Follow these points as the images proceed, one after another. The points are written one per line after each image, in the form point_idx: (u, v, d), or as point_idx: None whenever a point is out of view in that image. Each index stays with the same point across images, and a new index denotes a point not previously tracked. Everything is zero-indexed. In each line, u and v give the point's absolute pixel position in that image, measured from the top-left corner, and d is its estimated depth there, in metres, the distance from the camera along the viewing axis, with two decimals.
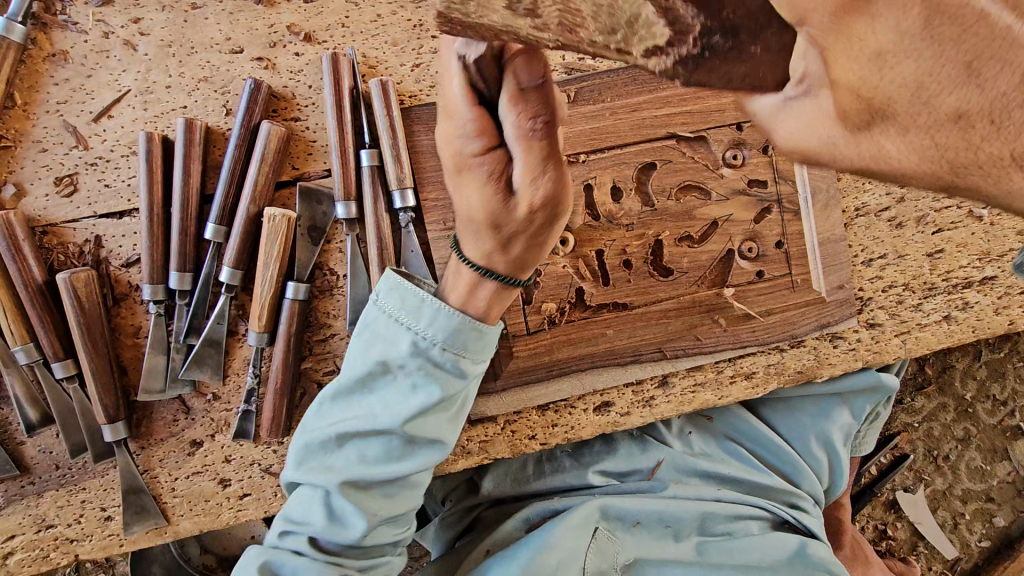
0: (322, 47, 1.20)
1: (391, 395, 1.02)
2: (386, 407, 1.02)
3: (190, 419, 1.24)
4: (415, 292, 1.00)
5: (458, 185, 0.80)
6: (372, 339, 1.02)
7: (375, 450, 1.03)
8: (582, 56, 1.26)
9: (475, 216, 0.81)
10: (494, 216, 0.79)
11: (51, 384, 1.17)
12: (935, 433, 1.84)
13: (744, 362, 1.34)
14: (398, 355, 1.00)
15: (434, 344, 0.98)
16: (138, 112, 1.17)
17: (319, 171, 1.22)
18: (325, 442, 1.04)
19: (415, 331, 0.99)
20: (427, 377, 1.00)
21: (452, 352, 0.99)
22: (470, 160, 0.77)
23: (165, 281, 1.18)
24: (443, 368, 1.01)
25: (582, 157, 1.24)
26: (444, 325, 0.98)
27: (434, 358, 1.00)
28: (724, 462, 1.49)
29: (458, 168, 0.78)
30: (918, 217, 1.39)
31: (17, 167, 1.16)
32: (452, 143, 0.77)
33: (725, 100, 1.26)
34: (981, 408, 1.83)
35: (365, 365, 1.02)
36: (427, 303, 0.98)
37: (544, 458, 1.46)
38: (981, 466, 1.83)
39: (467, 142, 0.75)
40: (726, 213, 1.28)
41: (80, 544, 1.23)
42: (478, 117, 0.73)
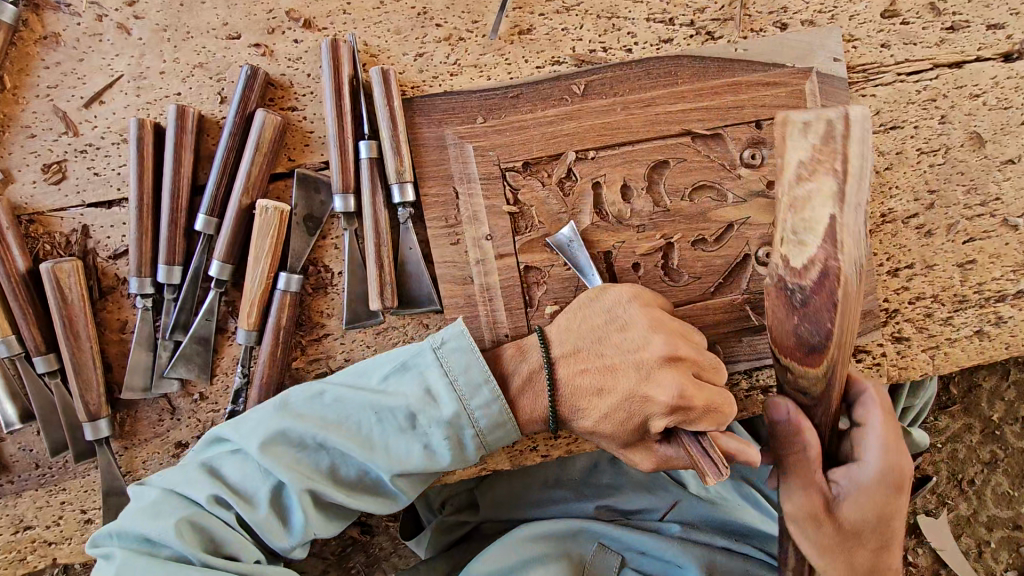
0: (322, 34, 1.16)
1: (400, 445, 0.94)
2: (383, 451, 0.93)
3: (176, 419, 1.19)
4: (483, 368, 0.96)
5: (587, 365, 1.05)
6: (413, 382, 0.95)
7: (348, 479, 0.94)
8: (593, 48, 1.20)
9: (612, 424, 1.03)
10: (647, 416, 1.01)
11: (32, 379, 1.12)
12: (960, 456, 1.70)
13: (761, 375, 1.26)
14: (435, 412, 0.94)
15: (471, 425, 0.96)
16: (130, 98, 1.13)
17: (316, 162, 1.17)
18: (301, 442, 0.92)
19: (466, 405, 0.95)
20: (447, 443, 0.95)
21: (479, 437, 0.97)
22: (633, 376, 1.01)
23: (153, 274, 1.13)
24: (461, 446, 0.97)
25: (591, 154, 1.18)
26: (493, 414, 0.97)
27: (461, 432, 0.96)
28: (742, 509, 1.36)
29: (615, 372, 1.03)
30: (949, 225, 1.30)
31: (5, 153, 1.12)
32: (637, 392, 1.00)
33: (744, 96, 1.20)
34: (1009, 430, 1.68)
35: (399, 399, 0.94)
36: (490, 385, 0.96)
37: (549, 484, 1.40)
38: (1010, 494, 1.70)
39: (614, 381, 1.02)
40: (743, 216, 1.21)
41: (58, 547, 1.18)
42: (625, 420, 1.02)
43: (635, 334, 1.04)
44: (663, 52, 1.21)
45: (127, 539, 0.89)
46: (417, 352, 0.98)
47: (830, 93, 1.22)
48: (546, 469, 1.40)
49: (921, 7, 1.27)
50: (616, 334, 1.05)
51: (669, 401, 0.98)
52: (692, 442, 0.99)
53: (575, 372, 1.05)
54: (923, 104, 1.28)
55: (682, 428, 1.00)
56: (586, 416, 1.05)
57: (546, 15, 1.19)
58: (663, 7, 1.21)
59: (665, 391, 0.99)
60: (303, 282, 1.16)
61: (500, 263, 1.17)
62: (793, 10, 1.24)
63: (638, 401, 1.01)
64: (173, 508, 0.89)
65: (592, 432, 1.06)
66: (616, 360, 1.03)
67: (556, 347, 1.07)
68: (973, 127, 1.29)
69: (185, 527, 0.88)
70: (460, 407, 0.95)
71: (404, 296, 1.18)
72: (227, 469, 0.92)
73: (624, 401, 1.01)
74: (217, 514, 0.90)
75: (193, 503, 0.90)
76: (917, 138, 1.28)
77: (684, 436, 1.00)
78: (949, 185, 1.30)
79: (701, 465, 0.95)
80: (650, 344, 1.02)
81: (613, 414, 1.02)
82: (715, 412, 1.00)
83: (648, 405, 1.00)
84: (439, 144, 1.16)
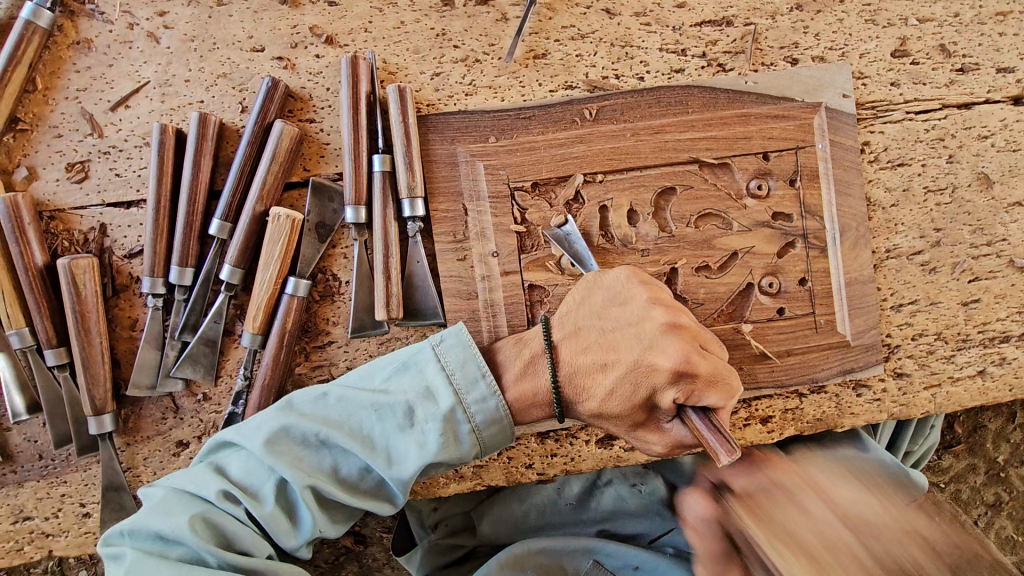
0: (342, 50, 1.19)
1: (400, 443, 0.94)
2: (385, 448, 0.94)
3: (178, 419, 1.20)
4: (480, 364, 0.97)
5: (592, 343, 1.03)
6: (411, 379, 0.97)
7: (352, 476, 0.95)
8: (606, 75, 1.23)
9: (622, 398, 1.01)
10: (653, 387, 0.98)
11: (42, 371, 1.15)
12: (962, 497, 1.67)
13: (759, 405, 1.26)
14: (434, 408, 0.94)
15: (470, 422, 0.96)
16: (154, 104, 1.17)
17: (330, 173, 1.20)
18: (303, 440, 0.93)
19: (462, 400, 0.96)
20: (446, 440, 0.94)
21: (479, 434, 0.97)
22: (636, 347, 0.99)
23: (165, 275, 1.16)
24: (460, 442, 0.96)
25: (600, 177, 1.20)
26: (489, 409, 0.97)
27: (459, 428, 0.96)
28: None
29: (618, 346, 1.01)
30: (954, 263, 1.30)
31: (32, 151, 1.16)
32: (643, 362, 0.98)
33: (752, 128, 1.22)
34: (1014, 473, 1.66)
35: (398, 398, 0.95)
36: (487, 380, 0.97)
37: (546, 507, 1.39)
38: (1012, 537, 1.67)
39: (620, 351, 1.00)
40: (748, 245, 1.22)
41: (55, 540, 1.19)
42: (637, 393, 0.99)
43: (635, 307, 1.03)
44: (674, 82, 1.23)
45: (138, 539, 0.89)
46: (415, 351, 0.99)
47: (838, 128, 1.23)
48: (540, 490, 1.41)
49: (931, 48, 1.29)
50: (616, 309, 1.04)
51: (674, 366, 0.96)
52: (703, 421, 0.94)
53: (577, 352, 1.04)
54: (931, 143, 1.29)
55: (689, 404, 0.97)
56: (590, 397, 1.03)
57: (562, 41, 1.22)
58: (676, 38, 1.24)
59: (671, 359, 0.96)
60: (311, 287, 1.18)
61: (505, 281, 1.19)
62: (805, 46, 1.26)
63: (643, 375, 0.98)
64: (184, 505, 0.90)
65: (601, 410, 1.03)
66: (618, 331, 1.02)
67: (556, 328, 1.07)
68: (981, 168, 1.30)
69: (198, 522, 0.89)
70: (457, 404, 0.95)
71: (410, 309, 1.20)
72: (234, 467, 0.94)
73: (628, 374, 0.99)
74: (226, 511, 0.90)
75: (202, 501, 0.90)
76: (925, 176, 1.29)
77: (690, 414, 0.96)
78: (955, 223, 1.30)
79: (708, 442, 0.90)
80: (652, 316, 1.01)
81: (620, 390, 1.00)
82: (725, 379, 0.98)
83: (654, 375, 0.97)
84: (450, 161, 1.19)
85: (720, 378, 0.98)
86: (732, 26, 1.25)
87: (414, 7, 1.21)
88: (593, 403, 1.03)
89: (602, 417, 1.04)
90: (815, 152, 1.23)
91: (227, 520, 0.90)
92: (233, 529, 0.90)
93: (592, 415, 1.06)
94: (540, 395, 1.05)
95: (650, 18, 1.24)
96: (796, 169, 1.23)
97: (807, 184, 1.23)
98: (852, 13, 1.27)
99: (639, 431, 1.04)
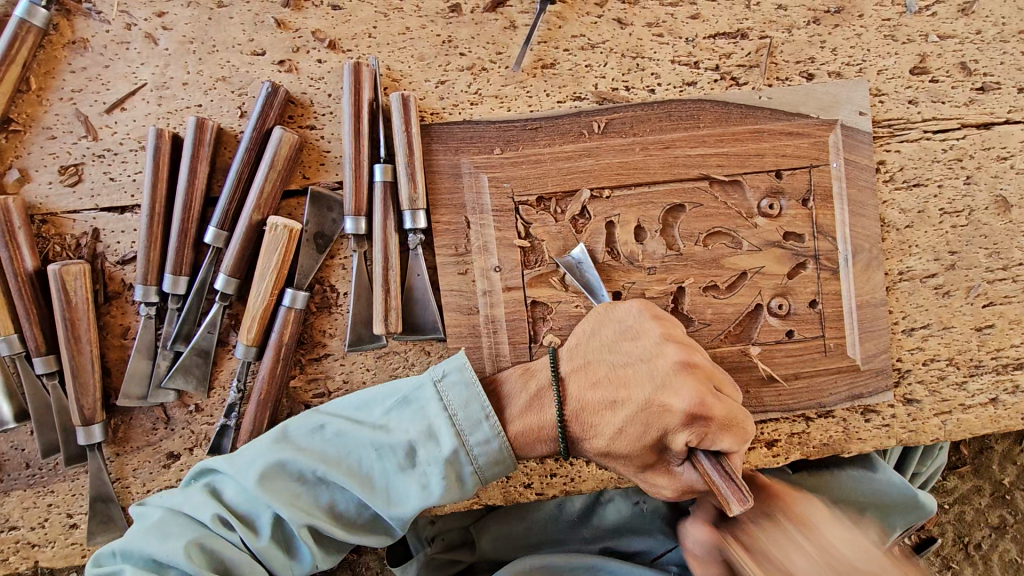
0: (345, 56, 1.16)
1: (399, 484, 0.92)
2: (384, 488, 0.92)
3: (169, 430, 1.17)
4: (484, 403, 0.94)
5: (604, 379, 1.00)
6: (414, 418, 0.94)
7: (350, 514, 0.93)
8: (616, 86, 1.19)
9: (633, 439, 0.97)
10: (665, 428, 0.94)
11: (31, 379, 1.12)
12: (967, 520, 1.63)
13: (765, 429, 1.23)
14: (437, 451, 0.91)
15: (472, 463, 0.93)
16: (151, 107, 1.14)
17: (329, 182, 1.17)
18: (301, 475, 0.91)
19: (465, 441, 0.93)
20: (446, 483, 0.91)
21: (480, 476, 0.95)
22: (650, 385, 0.96)
23: (158, 283, 1.13)
24: (460, 484, 0.94)
25: (606, 193, 1.17)
26: (491, 450, 0.94)
27: (460, 469, 0.93)
28: None
29: (629, 384, 0.98)
30: (968, 288, 1.27)
31: (24, 153, 1.13)
32: (656, 401, 0.95)
33: (765, 144, 1.18)
34: (1021, 496, 1.61)
35: (400, 438, 0.92)
36: (491, 421, 0.93)
37: (547, 524, 1.36)
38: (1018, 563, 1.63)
39: (634, 390, 0.97)
40: (757, 265, 1.19)
41: (40, 550, 1.17)
42: (650, 434, 0.96)
43: (647, 343, 1.00)
44: (686, 95, 1.20)
45: (134, 559, 0.88)
46: (418, 387, 0.96)
47: (853, 147, 1.20)
48: (541, 506, 1.38)
49: (951, 65, 1.25)
50: (630, 346, 1.01)
51: (688, 408, 0.93)
52: (716, 468, 0.90)
53: (585, 387, 1.00)
54: (948, 163, 1.26)
55: (700, 447, 0.93)
56: (597, 435, 0.99)
57: (571, 51, 1.19)
58: (689, 50, 1.21)
59: (687, 400, 0.93)
60: (308, 299, 1.15)
61: (507, 296, 1.16)
62: (821, 61, 1.23)
63: (656, 414, 0.95)
64: (179, 530, 0.88)
65: (612, 452, 0.99)
66: (631, 369, 0.99)
67: (565, 363, 1.04)
68: (998, 191, 1.26)
69: (194, 549, 0.86)
70: (460, 446, 0.92)
71: (409, 323, 1.16)
72: (229, 492, 0.92)
73: (640, 413, 0.96)
74: (221, 545, 0.88)
75: (197, 526, 0.89)
76: (941, 198, 1.26)
77: (700, 457, 0.92)
78: (971, 247, 1.27)
79: (721, 490, 0.86)
80: (665, 352, 0.99)
81: (631, 428, 0.96)
82: (738, 423, 0.95)
83: (667, 415, 0.94)
84: (454, 172, 1.15)
85: (735, 423, 0.94)
86: (747, 38, 1.22)
87: (420, 13, 1.17)
88: (600, 443, 0.99)
89: (612, 457, 1.00)
90: (829, 171, 1.20)
91: (223, 547, 0.87)
92: (229, 558, 0.88)
93: (601, 455, 1.01)
94: (538, 414, 1.01)
95: (663, 29, 1.20)
96: (809, 188, 1.19)
97: (820, 204, 1.19)
98: (871, 28, 1.24)
99: (647, 473, 1.00)
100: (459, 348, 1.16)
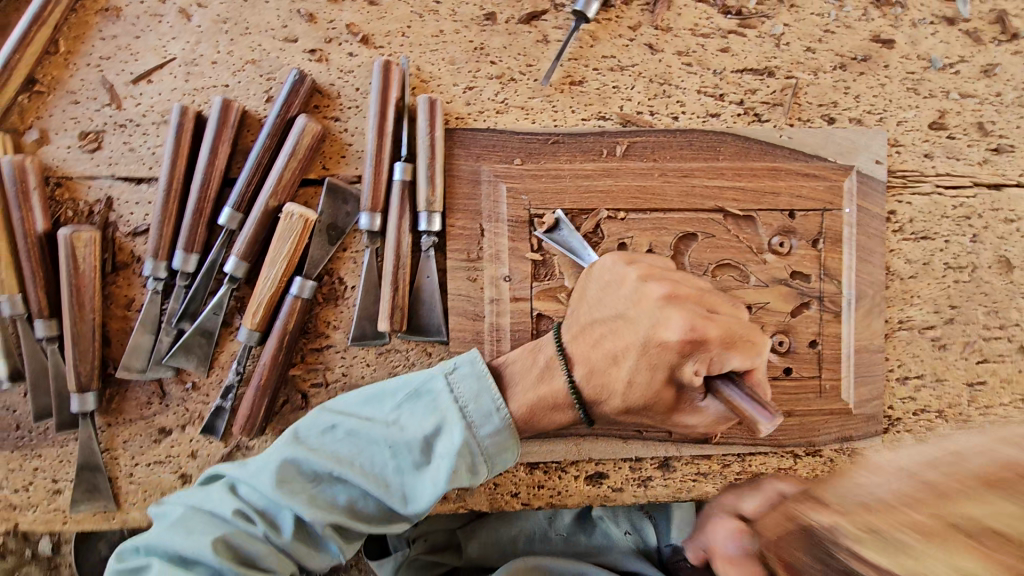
0: (377, 52, 1.17)
1: (414, 479, 0.93)
2: (399, 483, 0.92)
3: (164, 405, 1.17)
4: (494, 395, 0.96)
5: (608, 333, 0.99)
6: (425, 410, 0.94)
7: (367, 507, 0.94)
8: (640, 110, 1.21)
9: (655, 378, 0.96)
10: (670, 364, 0.94)
11: (31, 341, 1.12)
12: None
13: (753, 461, 1.26)
14: (449, 440, 0.92)
15: (482, 453, 0.94)
16: (178, 82, 1.14)
17: (348, 175, 1.17)
18: (317, 474, 0.91)
19: (475, 433, 0.94)
20: (459, 475, 0.92)
21: (491, 464, 0.96)
22: (642, 319, 0.95)
23: (168, 259, 1.12)
24: (473, 474, 0.95)
25: (621, 215, 1.18)
26: (501, 440, 0.95)
27: (472, 461, 0.94)
28: None
29: (625, 327, 0.97)
30: (964, 342, 1.29)
31: (46, 114, 1.13)
32: (651, 340, 0.93)
33: (781, 183, 1.20)
34: None
35: (412, 433, 0.92)
36: (500, 411, 0.95)
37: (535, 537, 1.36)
38: None
39: (632, 327, 0.96)
40: (762, 300, 1.20)
41: (22, 513, 1.16)
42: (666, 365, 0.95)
43: (629, 288, 0.99)
44: (708, 126, 1.21)
45: (158, 555, 0.89)
46: (428, 377, 0.97)
47: (866, 194, 1.22)
48: (532, 517, 1.39)
49: (969, 124, 1.27)
50: (614, 298, 1.00)
51: (683, 335, 0.91)
52: (736, 390, 0.90)
53: (589, 348, 1.01)
54: (957, 219, 1.28)
55: (715, 373, 0.93)
56: (612, 394, 0.99)
57: (600, 70, 1.20)
58: (715, 82, 1.22)
59: (682, 324, 0.92)
60: (316, 289, 1.16)
61: (514, 306, 1.17)
62: (844, 106, 1.25)
63: (658, 352, 0.93)
64: (202, 526, 0.89)
65: (645, 401, 0.97)
66: (621, 314, 0.98)
67: (567, 332, 1.05)
68: (1002, 251, 1.29)
69: (219, 546, 0.87)
70: (470, 438, 0.93)
71: (413, 323, 1.17)
72: (248, 492, 0.92)
73: (642, 356, 0.95)
74: (243, 542, 0.89)
75: (218, 523, 0.90)
76: (946, 252, 1.28)
77: (721, 386, 0.92)
78: (970, 303, 1.29)
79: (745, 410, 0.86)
80: (646, 293, 0.96)
81: (639, 378, 0.96)
82: (742, 338, 0.93)
83: (666, 353, 0.93)
84: (473, 178, 1.16)
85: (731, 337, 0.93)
86: (773, 77, 1.23)
87: (455, 17, 1.18)
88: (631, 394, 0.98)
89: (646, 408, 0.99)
90: (841, 216, 1.22)
91: (245, 544, 0.89)
92: (254, 555, 0.89)
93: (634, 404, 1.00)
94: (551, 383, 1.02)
95: (692, 59, 1.22)
96: (820, 230, 1.21)
97: (830, 247, 1.21)
98: (895, 79, 1.26)
99: (674, 416, 1.01)
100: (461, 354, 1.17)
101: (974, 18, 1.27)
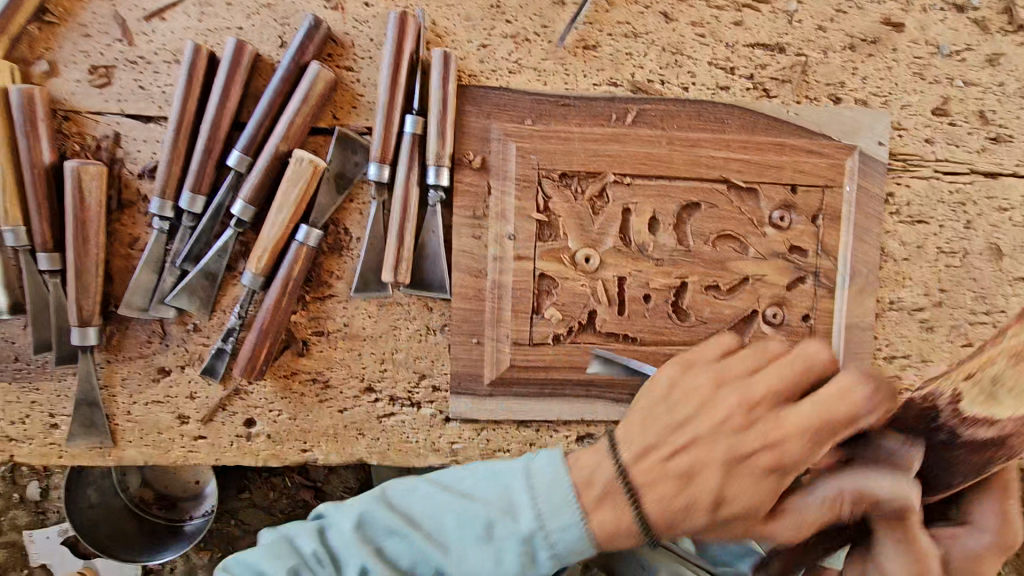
0: (394, 3, 1.17)
1: (474, 558, 0.86)
2: (460, 557, 0.87)
3: (164, 345, 1.18)
4: (569, 490, 0.84)
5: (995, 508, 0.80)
6: (490, 490, 0.90)
7: None
8: (652, 79, 1.22)
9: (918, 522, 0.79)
10: (710, 463, 0.83)
11: (33, 273, 1.12)
12: None
13: None
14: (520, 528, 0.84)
15: (545, 548, 0.83)
16: (192, 21, 1.14)
17: (358, 126, 1.17)
18: (388, 530, 0.90)
19: (545, 526, 0.84)
20: (523, 563, 0.84)
21: (556, 558, 0.84)
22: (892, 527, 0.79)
23: (175, 199, 1.12)
24: (537, 567, 0.85)
25: (627, 180, 1.19)
26: (571, 540, 0.83)
27: (537, 555, 0.84)
28: None
29: (707, 452, 0.83)
30: (951, 326, 1.33)
31: (56, 46, 1.12)
32: (733, 454, 0.82)
33: (786, 158, 1.22)
34: None
35: (481, 510, 0.88)
36: (570, 516, 0.83)
37: None
38: None
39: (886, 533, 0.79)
40: (760, 272, 1.23)
41: (18, 445, 1.17)
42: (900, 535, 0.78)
43: (716, 403, 0.86)
44: (718, 98, 1.23)
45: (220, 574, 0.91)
46: (500, 466, 0.92)
47: (867, 174, 1.25)
48: None
49: (971, 112, 1.30)
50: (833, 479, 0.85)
51: (779, 450, 0.81)
52: None
53: (648, 472, 0.83)
54: (952, 205, 1.31)
55: None
56: (690, 518, 0.82)
57: (614, 36, 1.21)
58: (727, 55, 1.23)
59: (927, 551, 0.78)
60: (321, 238, 1.16)
61: (516, 265, 1.18)
62: (850, 87, 1.26)
63: (742, 466, 0.82)
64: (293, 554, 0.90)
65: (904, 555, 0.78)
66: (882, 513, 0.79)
67: (625, 451, 0.85)
68: (993, 239, 1.32)
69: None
70: (536, 531, 0.84)
71: (416, 277, 1.19)
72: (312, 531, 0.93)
73: (729, 476, 0.82)
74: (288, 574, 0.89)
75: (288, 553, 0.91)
76: (940, 237, 1.31)
77: None
78: (959, 288, 1.32)
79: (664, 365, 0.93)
80: (719, 401, 0.86)
81: (696, 502, 0.81)
82: (767, 400, 0.84)
83: (752, 466, 0.82)
84: (483, 136, 1.17)
85: (887, 395, 0.81)
86: (784, 53, 1.25)
87: None
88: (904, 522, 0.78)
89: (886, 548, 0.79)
90: (841, 194, 1.24)
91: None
92: None
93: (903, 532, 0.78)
94: (615, 509, 0.83)
95: (706, 30, 1.23)
96: (820, 206, 1.24)
97: (828, 223, 1.24)
98: (902, 63, 1.28)
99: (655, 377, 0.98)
100: (462, 310, 1.19)
101: (984, 7, 1.29)
